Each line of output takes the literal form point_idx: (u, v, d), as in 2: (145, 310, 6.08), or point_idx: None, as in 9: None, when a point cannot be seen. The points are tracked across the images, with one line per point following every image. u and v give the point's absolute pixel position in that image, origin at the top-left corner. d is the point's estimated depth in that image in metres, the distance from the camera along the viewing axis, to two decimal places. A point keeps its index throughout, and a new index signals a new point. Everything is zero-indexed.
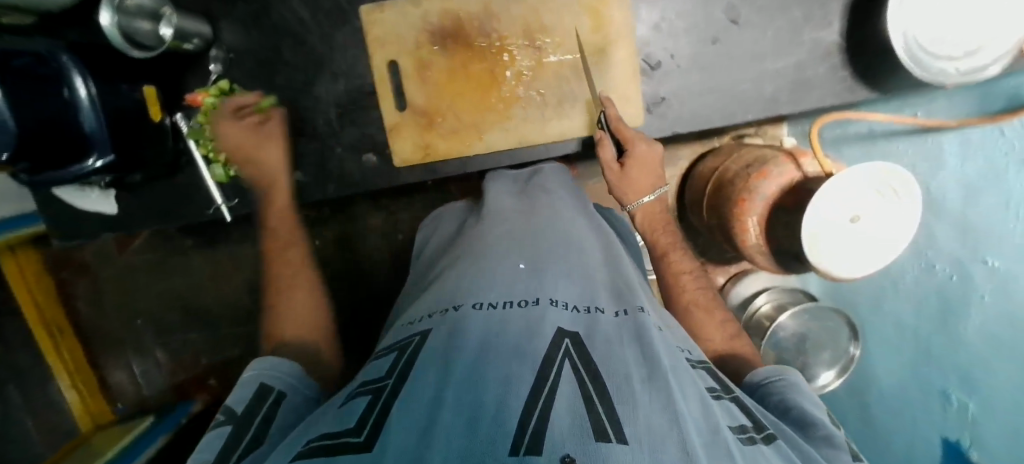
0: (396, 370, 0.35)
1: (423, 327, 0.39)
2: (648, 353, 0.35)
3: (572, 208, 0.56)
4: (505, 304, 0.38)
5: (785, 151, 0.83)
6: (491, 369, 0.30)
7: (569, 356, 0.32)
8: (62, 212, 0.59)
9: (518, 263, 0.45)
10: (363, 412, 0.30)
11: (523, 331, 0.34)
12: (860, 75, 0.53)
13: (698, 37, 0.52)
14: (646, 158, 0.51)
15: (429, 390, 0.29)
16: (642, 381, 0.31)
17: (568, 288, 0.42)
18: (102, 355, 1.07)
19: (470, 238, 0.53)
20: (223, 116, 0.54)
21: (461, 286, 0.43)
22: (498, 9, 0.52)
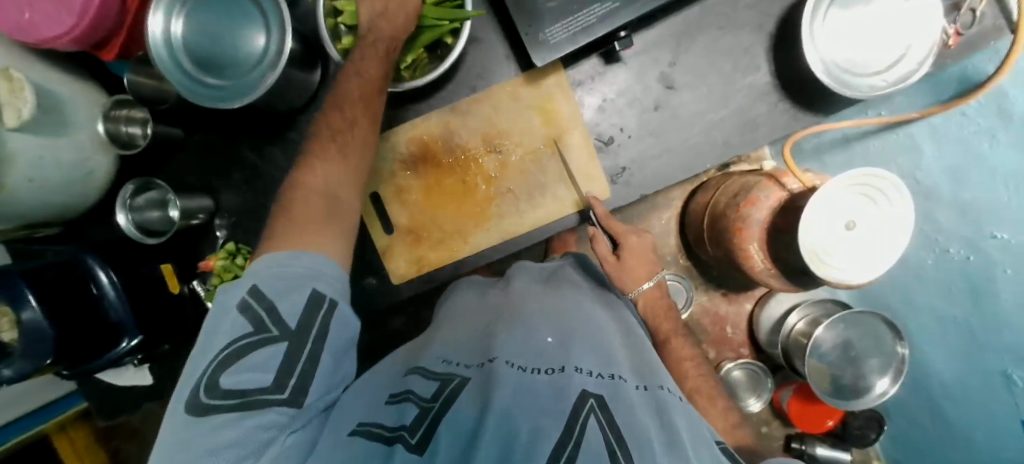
0: (443, 394, 0.40)
1: (465, 372, 0.43)
2: (667, 424, 0.38)
3: (588, 294, 0.59)
4: (536, 369, 0.42)
5: (767, 174, 0.85)
6: (522, 422, 0.34)
7: (594, 414, 0.36)
8: (106, 393, 0.65)
9: (546, 335, 0.47)
10: (415, 420, 0.37)
11: (551, 394, 0.38)
12: (801, 104, 0.56)
13: (641, 107, 0.57)
14: (634, 247, 0.60)
15: (470, 431, 0.35)
16: (663, 449, 0.35)
17: (592, 358, 0.45)
18: None
19: (493, 304, 0.57)
20: (234, 274, 0.59)
21: (493, 344, 0.46)
22: (457, 126, 0.58)
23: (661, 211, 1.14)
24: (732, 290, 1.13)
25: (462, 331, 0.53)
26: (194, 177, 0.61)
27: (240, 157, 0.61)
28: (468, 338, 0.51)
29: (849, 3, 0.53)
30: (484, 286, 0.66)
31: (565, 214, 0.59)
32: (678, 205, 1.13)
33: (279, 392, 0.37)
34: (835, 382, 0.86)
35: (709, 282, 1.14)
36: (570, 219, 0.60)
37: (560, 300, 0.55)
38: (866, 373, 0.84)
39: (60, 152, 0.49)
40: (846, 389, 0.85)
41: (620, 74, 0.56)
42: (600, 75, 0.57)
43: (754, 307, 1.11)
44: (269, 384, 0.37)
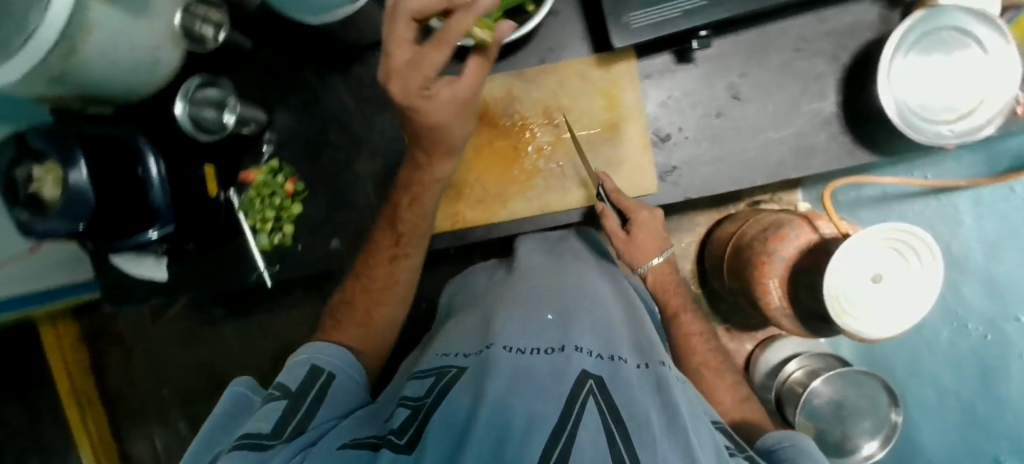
0: (434, 390, 0.41)
1: (460, 362, 0.44)
2: (668, 402, 0.37)
3: (598, 275, 0.59)
4: (533, 350, 0.41)
5: (800, 214, 0.84)
6: (515, 407, 0.34)
7: (593, 396, 0.35)
8: (119, 281, 0.65)
9: (547, 313, 0.48)
10: (402, 423, 0.39)
11: (551, 373, 0.37)
12: (861, 140, 0.56)
13: (704, 111, 0.57)
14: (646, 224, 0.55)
15: (461, 423, 0.34)
16: (663, 428, 0.34)
17: (592, 337, 0.44)
18: (125, 429, 1.24)
19: (501, 289, 0.57)
20: (272, 191, 0.61)
21: (493, 328, 0.47)
22: (520, 93, 0.58)
23: (683, 234, 1.17)
24: (736, 326, 1.12)
25: (465, 328, 0.53)
26: (254, 90, 0.62)
27: (302, 80, 0.61)
28: (468, 334, 0.51)
29: (930, 50, 0.53)
30: (497, 272, 0.66)
31: (569, 208, 0.59)
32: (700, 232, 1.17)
33: (274, 435, 0.39)
34: (822, 437, 0.86)
35: (716, 312, 1.14)
36: (576, 212, 0.60)
37: (566, 278, 0.55)
38: (854, 434, 0.83)
39: (134, 33, 0.47)
40: (831, 447, 0.84)
41: (690, 74, 0.57)
42: (669, 72, 0.57)
43: (754, 348, 1.08)
44: (267, 431, 0.40)
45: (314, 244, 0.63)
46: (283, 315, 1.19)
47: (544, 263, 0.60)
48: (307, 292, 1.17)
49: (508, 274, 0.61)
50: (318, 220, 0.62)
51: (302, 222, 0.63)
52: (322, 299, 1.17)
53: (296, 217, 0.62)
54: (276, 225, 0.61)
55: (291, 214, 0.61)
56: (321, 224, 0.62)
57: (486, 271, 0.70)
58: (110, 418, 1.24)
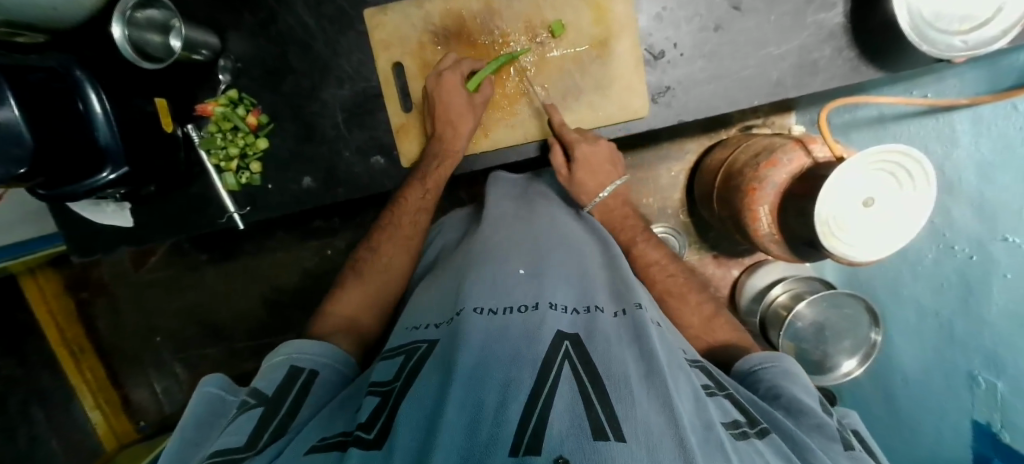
0: (403, 375, 0.40)
1: (430, 336, 0.44)
2: (646, 352, 0.38)
3: (566, 214, 0.65)
4: (505, 310, 0.43)
5: (795, 138, 0.83)
6: (491, 374, 0.34)
7: (569, 358, 0.36)
8: (74, 224, 0.61)
9: (518, 268, 0.50)
10: (370, 416, 0.35)
11: (523, 334, 0.39)
12: (866, 56, 0.52)
13: (701, 25, 0.53)
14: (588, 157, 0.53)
15: (432, 400, 0.33)
16: (641, 380, 0.34)
17: (567, 293, 0.47)
18: (123, 375, 1.26)
19: (474, 242, 0.59)
20: (234, 125, 0.56)
21: (463, 292, 0.47)
22: (499, 6, 0.52)
23: (673, 162, 1.15)
24: (724, 253, 1.15)
25: (436, 296, 0.53)
26: (201, 10, 0.56)
27: None
28: (439, 301, 0.52)
29: None
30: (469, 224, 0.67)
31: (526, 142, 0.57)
32: (690, 161, 1.14)
33: (247, 448, 0.35)
34: (802, 356, 0.88)
35: (705, 242, 1.16)
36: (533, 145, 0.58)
37: (538, 228, 0.58)
38: (835, 353, 0.86)
39: None
40: (809, 364, 0.88)
41: None
42: None
43: (741, 273, 1.12)
44: (241, 443, 0.36)
45: (284, 181, 0.59)
46: (270, 258, 1.18)
47: (514, 212, 0.63)
48: (292, 232, 1.16)
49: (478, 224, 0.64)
50: (287, 156, 0.58)
51: (269, 158, 0.58)
52: (309, 238, 1.16)
53: (262, 153, 0.58)
54: (243, 163, 0.58)
55: (255, 151, 0.57)
56: (290, 160, 0.58)
57: (457, 226, 0.69)
58: (106, 365, 1.25)
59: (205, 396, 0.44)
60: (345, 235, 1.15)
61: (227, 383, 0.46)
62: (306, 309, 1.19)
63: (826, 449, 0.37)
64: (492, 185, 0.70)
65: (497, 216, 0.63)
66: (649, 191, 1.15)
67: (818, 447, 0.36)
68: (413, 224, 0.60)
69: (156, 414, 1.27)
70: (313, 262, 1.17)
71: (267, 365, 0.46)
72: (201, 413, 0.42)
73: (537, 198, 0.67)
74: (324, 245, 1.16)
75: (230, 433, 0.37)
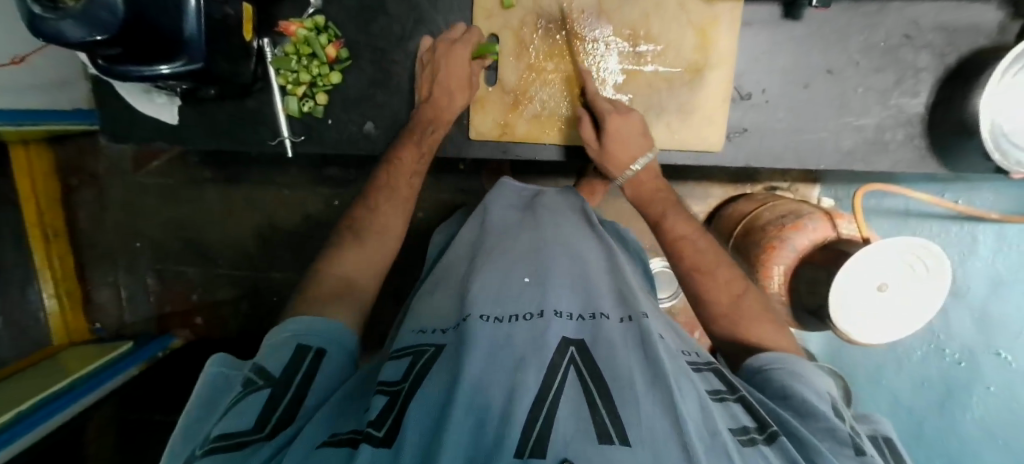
0: (411, 374, 0.38)
1: (438, 341, 0.42)
2: (651, 356, 0.37)
3: (576, 224, 0.62)
4: (511, 318, 0.42)
5: (822, 209, 0.86)
6: (495, 383, 0.33)
7: (574, 364, 0.36)
8: (115, 107, 0.58)
9: (523, 276, 0.49)
10: (381, 413, 0.33)
11: (529, 341, 0.38)
12: (935, 149, 0.55)
13: (793, 78, 0.54)
14: (617, 130, 0.51)
15: (440, 403, 0.32)
16: (645, 383, 0.34)
17: (571, 300, 0.46)
18: (90, 270, 1.21)
19: (483, 245, 0.59)
20: (313, 52, 0.54)
21: (470, 297, 0.46)
22: (611, 7, 0.52)
23: (694, 202, 1.17)
24: None
25: (442, 296, 0.51)
26: None
27: None
28: (443, 303, 0.50)
29: None
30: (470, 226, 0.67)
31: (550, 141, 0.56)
32: (710, 205, 1.16)
33: (256, 431, 0.32)
34: None
35: None
36: (557, 149, 0.57)
37: (545, 234, 0.58)
38: None
39: None
40: None
41: (791, 33, 0.53)
42: (772, 28, 0.53)
43: None
44: (250, 426, 0.32)
45: (345, 121, 0.58)
46: (275, 193, 1.15)
47: (518, 222, 0.63)
48: (304, 172, 1.13)
49: (481, 230, 0.63)
50: (356, 96, 0.57)
51: (338, 93, 0.57)
52: (320, 184, 1.13)
53: (332, 86, 0.57)
54: (310, 91, 0.56)
55: (326, 82, 0.56)
56: (358, 101, 0.57)
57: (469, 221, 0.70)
58: (76, 257, 1.19)
59: (209, 380, 0.40)
60: (357, 189, 1.12)
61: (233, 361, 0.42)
62: (299, 252, 1.17)
63: (835, 454, 0.34)
64: (495, 198, 0.70)
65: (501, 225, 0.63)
66: None
67: (828, 452, 0.34)
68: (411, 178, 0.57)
69: (116, 318, 1.22)
70: (318, 208, 1.15)
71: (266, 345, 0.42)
72: (214, 388, 0.39)
73: (539, 207, 0.66)
74: (333, 194, 1.13)
75: (235, 413, 0.33)
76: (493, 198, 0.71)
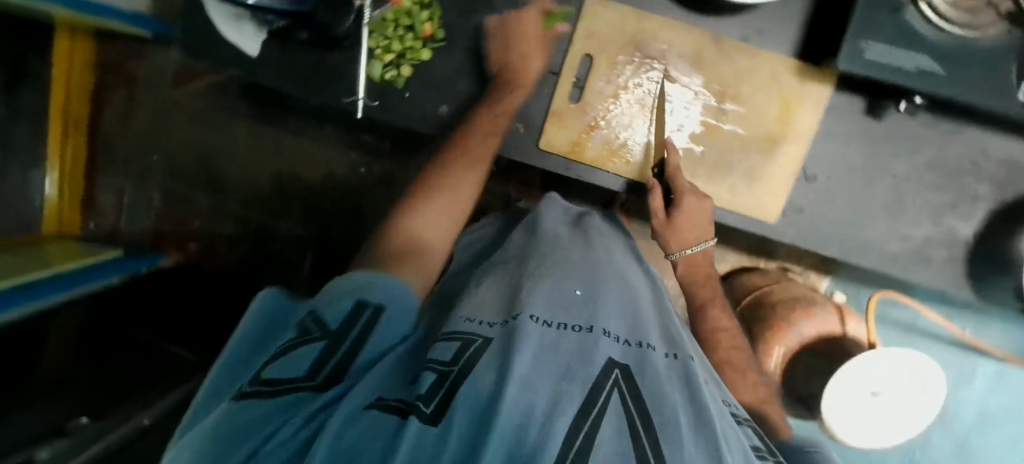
0: (462, 359, 0.37)
1: (486, 332, 0.42)
2: (695, 400, 0.38)
3: (626, 259, 0.64)
4: (561, 326, 0.43)
5: (834, 305, 0.89)
6: (540, 386, 0.34)
7: (617, 386, 0.36)
8: (194, 22, 0.57)
9: (574, 288, 0.50)
10: (429, 390, 0.33)
11: (576, 353, 0.39)
12: (975, 276, 0.56)
13: (861, 175, 0.55)
14: (689, 211, 0.54)
15: (487, 393, 0.32)
16: (689, 427, 0.34)
17: (618, 323, 0.46)
18: (99, 170, 1.19)
19: (534, 248, 0.59)
20: (410, 24, 0.56)
21: (521, 300, 0.47)
22: (707, 60, 0.55)
23: None
24: None
25: (490, 295, 0.51)
26: None
27: None
28: (497, 299, 0.50)
29: None
30: (518, 234, 0.67)
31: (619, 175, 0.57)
32: (722, 269, 1.17)
33: (307, 379, 0.31)
34: None
35: None
36: (621, 181, 0.57)
37: (599, 257, 0.58)
38: None
39: None
40: None
41: (869, 132, 0.55)
42: (852, 121, 0.55)
43: None
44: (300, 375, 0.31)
45: (422, 99, 0.58)
46: (306, 146, 1.15)
47: (572, 237, 0.63)
48: (340, 134, 1.13)
49: (532, 235, 0.64)
50: (438, 78, 0.58)
51: (423, 71, 0.57)
52: (353, 149, 1.13)
53: (419, 62, 0.57)
54: (396, 60, 0.57)
55: (415, 57, 0.56)
56: (439, 84, 0.58)
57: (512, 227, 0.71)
58: (88, 151, 1.17)
59: (263, 315, 0.40)
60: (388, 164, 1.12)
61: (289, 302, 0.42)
62: (314, 209, 1.16)
63: None
64: (545, 206, 0.72)
65: (553, 235, 0.64)
66: None
67: None
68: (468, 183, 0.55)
69: (111, 224, 1.20)
70: (342, 172, 1.15)
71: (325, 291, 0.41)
72: (259, 336, 0.38)
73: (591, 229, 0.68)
74: (361, 163, 1.14)
75: (291, 357, 0.32)
76: (544, 207, 0.73)
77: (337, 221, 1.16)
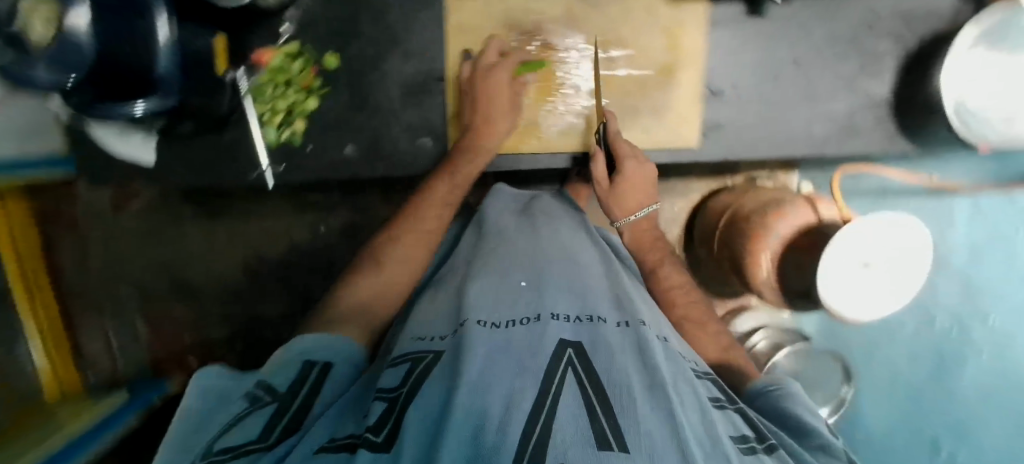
0: (409, 380, 0.38)
1: (435, 347, 0.42)
2: (649, 363, 0.38)
3: (575, 233, 0.63)
4: (508, 323, 0.42)
5: (804, 196, 0.87)
6: (495, 383, 0.33)
7: (571, 366, 0.36)
8: (89, 154, 0.58)
9: (520, 280, 0.50)
10: (379, 420, 0.33)
11: (526, 346, 0.39)
12: (903, 130, 0.57)
13: (766, 71, 0.55)
14: (633, 174, 0.52)
15: (437, 408, 0.32)
16: (644, 389, 0.35)
17: (568, 302, 0.47)
18: (76, 318, 1.18)
19: (477, 251, 0.59)
20: (289, 79, 0.56)
21: (467, 303, 0.47)
22: (580, 16, 0.55)
23: (676, 198, 1.17)
24: (711, 292, 1.17)
25: (439, 304, 0.52)
26: None
27: None
28: (445, 311, 0.50)
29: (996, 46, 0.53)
30: (467, 237, 0.66)
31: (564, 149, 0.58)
32: (693, 199, 1.17)
33: (261, 439, 0.32)
34: None
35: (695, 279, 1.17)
36: (567, 155, 0.59)
37: (544, 241, 0.58)
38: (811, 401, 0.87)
39: None
40: None
41: (758, 28, 0.55)
42: (738, 24, 0.55)
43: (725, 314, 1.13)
44: (254, 437, 0.33)
45: (325, 145, 0.58)
46: (260, 223, 1.14)
47: (517, 226, 0.63)
48: (288, 200, 1.12)
49: (479, 237, 0.63)
50: (334, 120, 0.57)
51: (316, 120, 0.57)
52: (305, 210, 1.13)
53: (310, 113, 0.57)
54: (287, 118, 0.57)
55: (304, 109, 0.57)
56: (336, 125, 0.57)
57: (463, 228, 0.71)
58: (60, 308, 1.16)
59: (207, 390, 0.40)
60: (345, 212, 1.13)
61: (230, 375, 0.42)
62: (292, 280, 1.16)
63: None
64: (492, 198, 0.71)
65: (498, 229, 0.63)
66: None
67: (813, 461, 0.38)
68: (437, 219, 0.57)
69: (109, 368, 1.20)
70: (304, 237, 1.15)
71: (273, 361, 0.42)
72: (207, 409, 0.38)
73: (537, 212, 0.67)
74: (318, 221, 1.14)
75: (244, 424, 0.34)
76: (490, 201, 0.72)
77: (315, 285, 1.16)
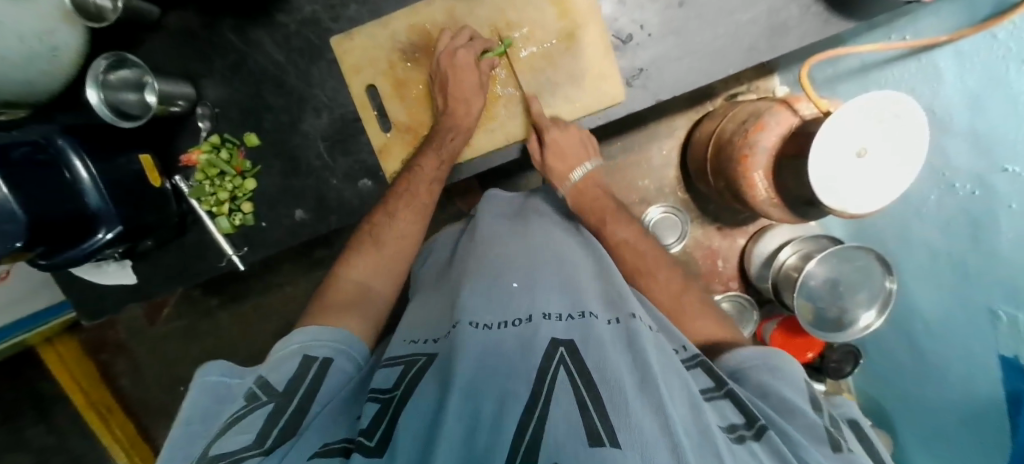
0: (403, 383, 0.38)
1: (429, 349, 0.43)
2: (639, 357, 0.37)
3: (560, 229, 0.62)
4: (501, 324, 0.42)
5: (779, 100, 0.76)
6: (490, 385, 0.33)
7: (563, 364, 0.35)
8: (85, 291, 0.63)
9: (512, 282, 0.49)
10: (371, 422, 0.34)
11: (518, 346, 0.38)
12: (835, 7, 0.51)
13: (664, 2, 0.53)
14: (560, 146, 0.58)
15: (431, 410, 0.32)
16: (635, 384, 0.33)
17: (559, 303, 0.46)
18: (150, 425, 1.26)
19: (466, 255, 0.59)
20: (220, 170, 0.59)
21: (460, 304, 0.47)
22: (462, 15, 0.56)
23: (663, 141, 1.11)
24: (727, 225, 1.10)
25: (432, 312, 0.52)
26: (174, 64, 0.60)
27: (222, 42, 0.59)
28: (433, 317, 0.51)
29: None
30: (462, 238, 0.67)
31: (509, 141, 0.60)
32: (681, 135, 1.10)
33: (255, 445, 0.33)
34: (819, 316, 0.83)
35: (706, 216, 1.11)
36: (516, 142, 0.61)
37: (529, 240, 0.57)
38: (852, 307, 0.80)
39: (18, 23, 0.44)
40: (826, 322, 0.82)
41: None
42: None
43: (747, 242, 1.08)
44: (250, 442, 0.34)
45: (277, 216, 0.62)
46: (278, 293, 1.18)
47: (505, 228, 0.62)
48: (295, 265, 1.15)
49: (468, 240, 0.63)
50: (276, 192, 0.61)
51: (259, 197, 0.61)
52: (312, 269, 1.15)
53: (252, 193, 0.61)
54: (234, 205, 0.61)
55: (245, 192, 0.60)
56: (279, 196, 0.61)
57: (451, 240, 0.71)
58: (134, 422, 1.25)
59: (208, 385, 0.42)
60: None
61: (228, 367, 0.45)
62: None
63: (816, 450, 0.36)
64: (486, 200, 0.70)
65: (486, 232, 0.62)
66: (642, 174, 1.13)
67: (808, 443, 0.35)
68: (429, 194, 0.58)
69: None
70: None
71: (279, 351, 0.45)
72: (209, 402, 0.41)
73: (528, 212, 0.66)
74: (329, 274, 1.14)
75: (242, 426, 0.35)
76: (485, 205, 0.70)
77: None
